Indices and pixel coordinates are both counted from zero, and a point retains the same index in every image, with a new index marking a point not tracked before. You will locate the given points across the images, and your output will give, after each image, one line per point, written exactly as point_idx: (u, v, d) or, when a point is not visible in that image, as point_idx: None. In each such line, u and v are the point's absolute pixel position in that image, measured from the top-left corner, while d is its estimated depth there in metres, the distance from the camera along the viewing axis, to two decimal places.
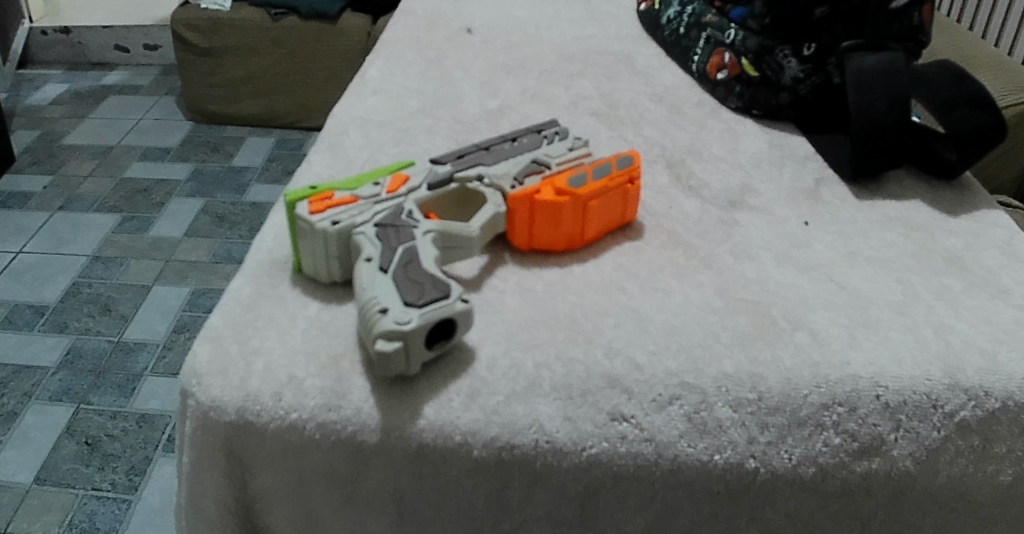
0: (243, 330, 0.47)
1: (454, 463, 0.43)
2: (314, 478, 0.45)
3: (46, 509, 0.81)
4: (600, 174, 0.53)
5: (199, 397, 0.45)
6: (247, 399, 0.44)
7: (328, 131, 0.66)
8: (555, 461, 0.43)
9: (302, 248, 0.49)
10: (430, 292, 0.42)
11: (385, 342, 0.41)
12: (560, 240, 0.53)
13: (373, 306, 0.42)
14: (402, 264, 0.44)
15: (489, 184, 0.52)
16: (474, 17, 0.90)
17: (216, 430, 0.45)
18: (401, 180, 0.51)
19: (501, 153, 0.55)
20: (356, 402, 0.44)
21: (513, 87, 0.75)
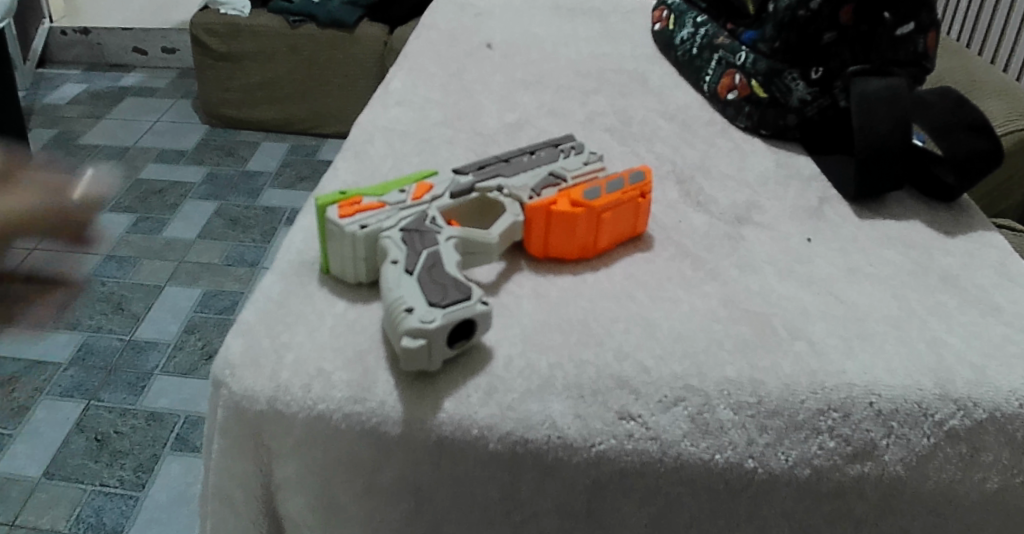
0: (274, 325, 0.50)
1: (471, 455, 0.46)
2: (337, 466, 0.48)
3: (55, 503, 0.83)
4: (615, 187, 0.56)
5: (231, 387, 0.48)
6: (277, 390, 0.47)
7: (353, 139, 0.69)
8: (565, 455, 0.46)
9: (331, 249, 0.52)
10: (453, 293, 0.45)
11: (410, 339, 0.44)
12: (575, 251, 0.56)
13: (398, 306, 0.45)
14: (426, 267, 0.47)
15: (508, 195, 0.55)
16: (494, 32, 0.93)
17: (246, 417, 0.48)
18: (425, 188, 0.54)
19: (519, 165, 0.58)
20: (380, 395, 0.46)
21: (531, 102, 0.79)
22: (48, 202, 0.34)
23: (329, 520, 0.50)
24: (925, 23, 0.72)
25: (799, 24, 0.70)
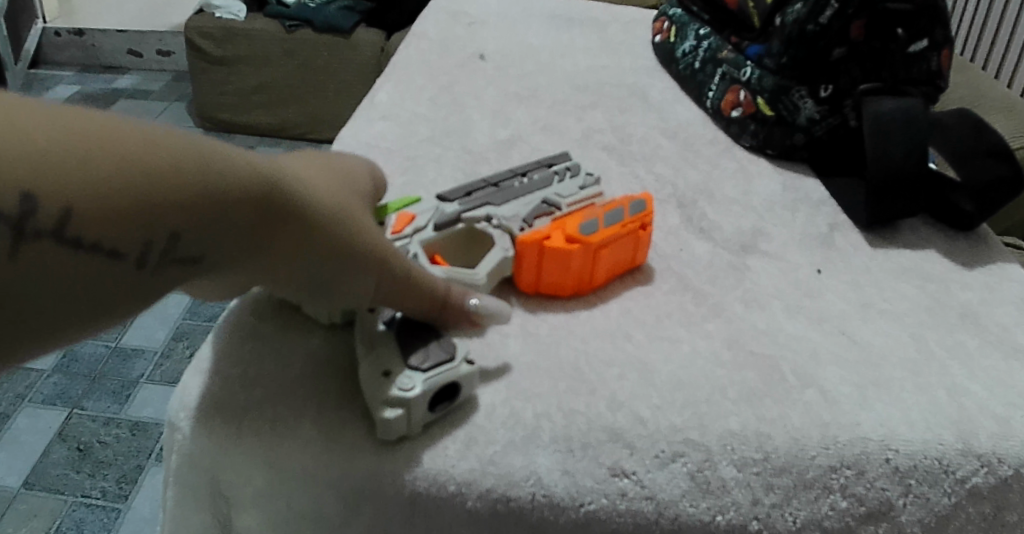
0: (238, 360, 0.46)
1: (448, 514, 0.42)
2: (302, 521, 0.44)
3: (35, 514, 0.79)
4: (615, 216, 0.52)
5: (187, 431, 0.44)
6: (237, 435, 0.43)
7: None
8: (551, 515, 0.42)
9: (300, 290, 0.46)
10: (433, 351, 0.42)
11: (388, 409, 0.40)
12: (572, 286, 0.51)
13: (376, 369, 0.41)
14: (406, 320, 0.43)
15: (498, 225, 0.51)
16: (487, 42, 0.89)
17: (200, 464, 0.44)
18: (407, 220, 0.49)
19: (509, 191, 0.54)
20: (350, 445, 0.42)
21: (524, 117, 0.75)
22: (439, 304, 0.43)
23: None
24: (938, 40, 0.68)
25: (808, 39, 0.66)
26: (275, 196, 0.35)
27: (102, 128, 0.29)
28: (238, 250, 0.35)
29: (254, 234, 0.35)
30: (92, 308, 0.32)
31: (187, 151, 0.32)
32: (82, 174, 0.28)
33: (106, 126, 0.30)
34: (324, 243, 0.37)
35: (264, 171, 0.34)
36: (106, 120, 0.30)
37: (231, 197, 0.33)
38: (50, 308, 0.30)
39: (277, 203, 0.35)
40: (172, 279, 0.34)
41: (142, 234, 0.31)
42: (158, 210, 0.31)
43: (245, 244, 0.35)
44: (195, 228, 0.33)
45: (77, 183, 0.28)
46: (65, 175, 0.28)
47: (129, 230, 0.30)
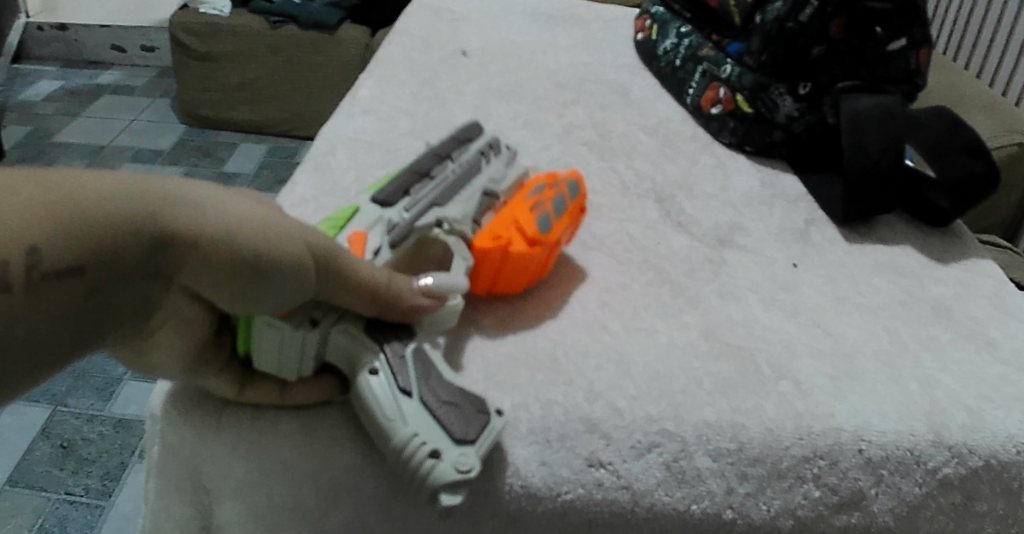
0: None
1: (425, 502, 0.43)
2: (280, 514, 0.44)
3: (18, 511, 0.79)
4: (556, 201, 0.52)
5: (165, 421, 0.44)
6: (216, 426, 0.43)
7: (315, 150, 0.65)
8: (529, 505, 0.42)
9: (259, 349, 0.40)
10: (471, 418, 0.41)
11: (450, 493, 0.39)
12: (528, 282, 0.51)
13: (425, 455, 0.38)
14: (424, 381, 0.41)
15: (450, 228, 0.48)
16: (470, 39, 0.89)
17: (178, 453, 0.44)
18: (361, 239, 0.45)
19: (448, 185, 0.51)
20: (329, 435, 0.43)
21: (506, 112, 0.75)
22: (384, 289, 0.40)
23: None
24: (917, 39, 0.69)
25: (787, 37, 0.67)
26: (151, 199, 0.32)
27: None
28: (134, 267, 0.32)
29: (137, 242, 0.32)
30: None
31: (31, 179, 0.30)
32: None
33: None
34: (211, 230, 0.33)
35: (129, 185, 0.32)
36: None
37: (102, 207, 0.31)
38: None
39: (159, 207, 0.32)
40: (62, 307, 0.30)
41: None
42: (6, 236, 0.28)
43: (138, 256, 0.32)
44: (68, 246, 0.30)
45: None
46: None
47: None
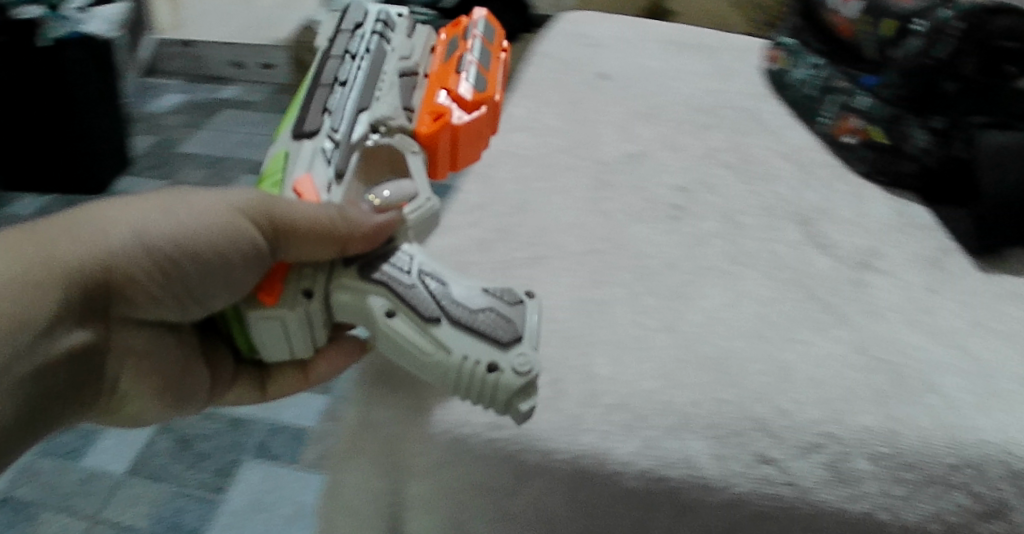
0: None
1: (607, 488, 0.48)
2: (471, 493, 0.49)
3: (138, 500, 0.84)
4: (475, 60, 0.75)
5: (372, 401, 0.51)
6: (418, 410, 0.50)
7: (480, 163, 0.71)
8: (701, 495, 0.47)
9: (264, 343, 0.50)
10: (505, 324, 0.49)
11: (528, 401, 0.47)
12: (478, 141, 0.71)
13: (485, 377, 0.47)
14: (446, 306, 0.49)
15: (386, 130, 0.63)
16: (607, 63, 0.95)
17: (379, 433, 0.51)
18: (313, 178, 0.55)
19: (355, 106, 0.63)
20: (520, 420, 0.48)
21: (648, 134, 0.80)
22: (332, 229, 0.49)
23: None
24: None
25: (926, 71, 0.72)
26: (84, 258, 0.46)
27: None
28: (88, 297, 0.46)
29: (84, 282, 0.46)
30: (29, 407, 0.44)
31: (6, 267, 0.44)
32: None
33: None
34: (127, 258, 0.47)
35: (66, 252, 0.46)
36: None
37: (56, 268, 0.45)
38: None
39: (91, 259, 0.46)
40: (62, 345, 0.45)
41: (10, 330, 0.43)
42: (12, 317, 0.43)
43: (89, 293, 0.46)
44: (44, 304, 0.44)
45: None
46: None
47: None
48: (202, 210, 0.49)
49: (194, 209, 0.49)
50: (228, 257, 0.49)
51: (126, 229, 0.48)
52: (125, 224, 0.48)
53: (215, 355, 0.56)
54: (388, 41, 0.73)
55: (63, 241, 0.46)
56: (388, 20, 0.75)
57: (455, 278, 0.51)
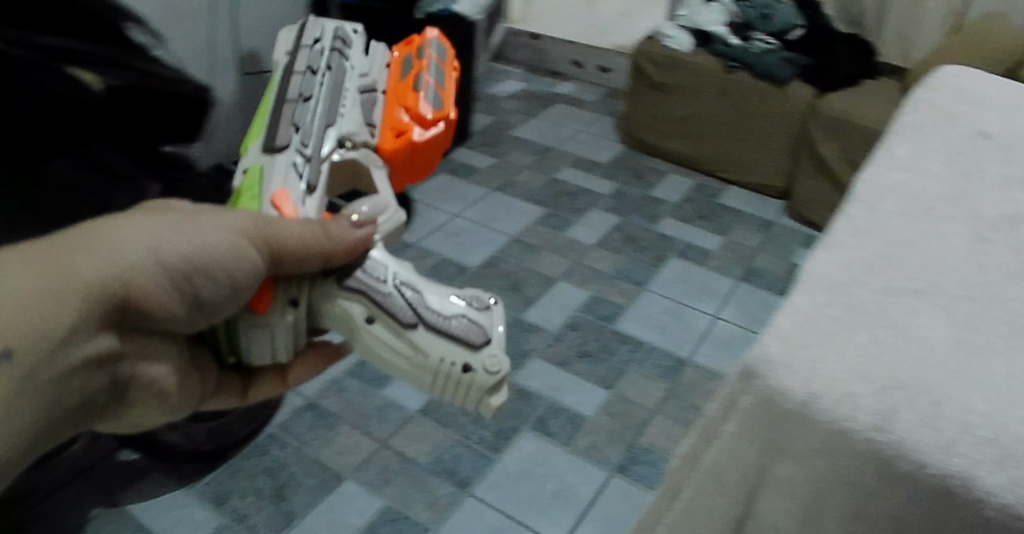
0: (818, 359, 0.94)
1: (931, 482, 0.86)
2: (844, 471, 0.90)
3: None
4: (427, 78, 1.08)
5: (785, 389, 0.93)
6: (819, 400, 0.91)
7: (839, 284, 1.05)
8: (989, 511, 0.84)
9: (250, 347, 0.90)
10: (476, 333, 0.95)
11: (472, 375, 0.95)
12: (434, 148, 1.09)
13: (466, 373, 0.95)
14: (419, 321, 0.93)
15: (352, 144, 1.00)
16: (929, 226, 1.17)
17: (790, 408, 0.92)
18: (286, 194, 0.90)
19: (314, 122, 0.97)
20: (892, 427, 0.88)
21: (963, 289, 1.06)
22: (307, 245, 0.84)
23: (816, 500, 0.93)
24: None
25: None
26: (96, 275, 0.70)
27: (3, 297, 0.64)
28: (87, 306, 0.69)
29: (81, 293, 0.68)
30: (38, 393, 0.66)
31: (32, 282, 0.66)
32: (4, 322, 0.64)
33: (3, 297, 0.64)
34: (114, 270, 0.71)
35: (87, 272, 0.69)
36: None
37: (75, 281, 0.68)
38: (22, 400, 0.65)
39: (104, 277, 0.70)
40: (73, 346, 0.68)
41: (26, 336, 0.64)
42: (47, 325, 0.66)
43: (86, 303, 0.69)
44: (65, 312, 0.67)
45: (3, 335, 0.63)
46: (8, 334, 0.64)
47: (16, 338, 0.64)
48: (212, 233, 0.78)
49: (201, 234, 0.77)
50: (192, 260, 0.77)
51: (140, 246, 0.73)
52: (142, 241, 0.74)
53: (209, 361, 0.91)
54: (345, 56, 1.06)
55: (57, 255, 0.68)
56: (343, 37, 1.07)
57: (421, 289, 0.95)
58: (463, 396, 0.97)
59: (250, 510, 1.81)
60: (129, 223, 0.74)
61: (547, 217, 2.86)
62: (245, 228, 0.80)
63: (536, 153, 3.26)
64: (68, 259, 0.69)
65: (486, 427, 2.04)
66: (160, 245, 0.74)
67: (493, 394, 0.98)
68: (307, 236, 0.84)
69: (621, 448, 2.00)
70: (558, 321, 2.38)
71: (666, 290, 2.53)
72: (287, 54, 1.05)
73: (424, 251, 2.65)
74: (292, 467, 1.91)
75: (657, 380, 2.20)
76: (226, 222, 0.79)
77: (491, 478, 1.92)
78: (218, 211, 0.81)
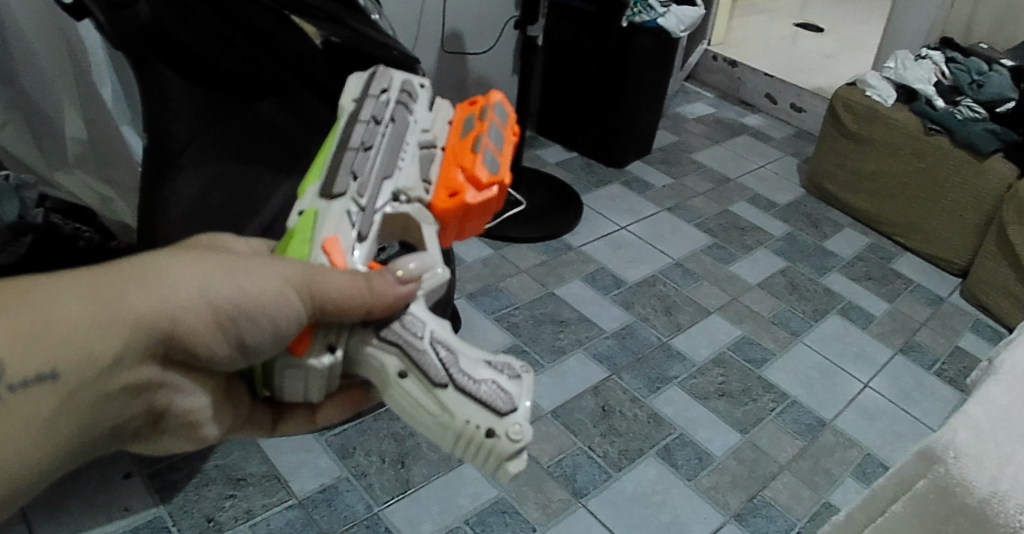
0: (1003, 459, 0.98)
1: None
2: None
3: None
4: (486, 141, 1.06)
5: (966, 482, 0.99)
6: (998, 498, 0.96)
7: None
8: None
9: (280, 389, 0.91)
10: (506, 399, 0.87)
11: (493, 439, 0.87)
12: (487, 211, 1.06)
13: (489, 437, 0.87)
14: (449, 376, 0.87)
15: (406, 199, 0.98)
16: None
17: (969, 500, 0.98)
18: (334, 242, 0.88)
19: (374, 169, 0.96)
20: None
21: None
22: (349, 302, 0.84)
23: None
24: None
25: None
26: (146, 314, 0.79)
27: (50, 320, 0.74)
28: (127, 339, 0.78)
29: (125, 328, 0.78)
30: (69, 412, 0.77)
31: (84, 313, 0.75)
32: (44, 344, 0.74)
33: (48, 320, 0.74)
34: (159, 309, 0.79)
35: (138, 310, 0.78)
36: (48, 308, 0.74)
37: (124, 316, 0.78)
38: (50, 415, 0.75)
39: (151, 316, 0.79)
40: (106, 374, 0.78)
41: (61, 361, 0.74)
42: (83, 353, 0.76)
43: (126, 336, 0.78)
44: (104, 342, 0.77)
45: (37, 356, 0.73)
46: (48, 355, 0.74)
47: (53, 360, 0.74)
48: (259, 282, 0.83)
49: (248, 282, 0.83)
50: (237, 309, 0.82)
51: (191, 285, 0.81)
52: (191, 283, 0.81)
53: (245, 392, 0.96)
54: (410, 109, 1.07)
55: (116, 285, 0.78)
56: (409, 90, 1.10)
57: (455, 347, 0.89)
58: (484, 461, 0.89)
59: (370, 469, 1.88)
60: (189, 268, 0.82)
61: (713, 247, 2.79)
62: (292, 285, 0.82)
63: (713, 182, 3.18)
64: (126, 291, 0.78)
65: (612, 443, 2.01)
66: (210, 293, 0.82)
67: (513, 461, 0.89)
68: (352, 296, 0.83)
69: (743, 496, 1.92)
70: (704, 354, 2.31)
71: (822, 346, 2.40)
72: (353, 100, 1.06)
73: (585, 257, 2.65)
74: (418, 436, 1.96)
75: (793, 436, 2.09)
76: (276, 277, 0.83)
77: (608, 494, 1.89)
78: (268, 258, 0.84)
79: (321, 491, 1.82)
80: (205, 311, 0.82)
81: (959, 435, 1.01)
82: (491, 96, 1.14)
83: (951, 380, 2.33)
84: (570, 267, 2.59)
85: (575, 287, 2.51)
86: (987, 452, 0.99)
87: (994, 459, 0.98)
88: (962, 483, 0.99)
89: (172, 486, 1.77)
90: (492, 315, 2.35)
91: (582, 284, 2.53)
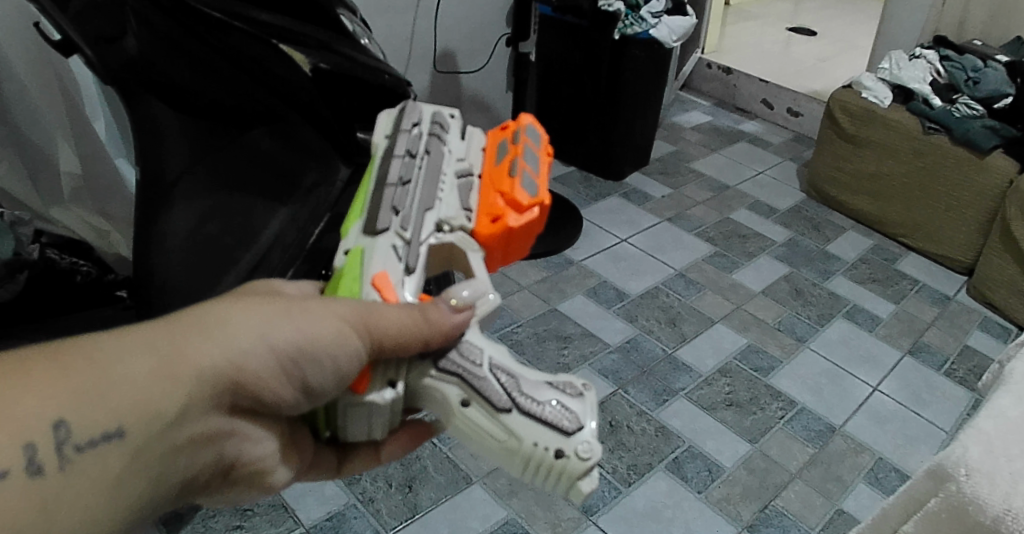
0: (1016, 472, 0.97)
1: None
2: None
3: None
4: (522, 164, 1.03)
5: (975, 497, 0.97)
6: (1009, 512, 0.95)
7: None
8: None
9: (344, 431, 0.91)
10: (574, 419, 0.87)
11: (565, 459, 0.86)
12: (531, 234, 1.03)
13: (559, 458, 0.86)
14: (513, 401, 0.86)
15: (450, 227, 0.97)
16: None
17: (981, 514, 0.97)
18: (383, 276, 0.89)
19: (419, 202, 0.97)
20: None
21: None
22: (412, 333, 0.84)
23: None
24: None
25: None
26: (209, 362, 0.78)
27: (114, 379, 0.73)
28: (196, 392, 0.77)
29: (193, 382, 0.77)
30: (143, 469, 0.76)
31: (150, 368, 0.75)
32: (111, 405, 0.73)
33: (110, 381, 0.73)
34: (223, 359, 0.79)
35: (202, 360, 0.77)
36: (113, 368, 0.73)
37: (190, 371, 0.77)
38: (122, 475, 0.74)
39: (215, 366, 0.78)
40: (176, 429, 0.77)
41: (130, 419, 0.74)
42: (151, 408, 0.74)
43: (196, 389, 0.77)
44: (173, 397, 0.76)
45: (104, 418, 0.72)
46: (117, 412, 0.73)
47: (122, 419, 0.73)
48: (320, 323, 0.82)
49: (309, 323, 0.82)
50: (301, 352, 0.82)
51: (252, 333, 0.80)
52: (254, 331, 0.80)
53: (309, 437, 0.95)
54: (443, 140, 1.06)
55: (177, 337, 0.77)
56: (441, 121, 1.08)
57: (515, 371, 0.88)
58: (555, 482, 0.88)
59: (377, 494, 1.86)
60: (249, 315, 0.81)
61: (715, 256, 2.77)
62: (351, 323, 0.82)
63: (713, 190, 3.17)
64: (187, 344, 0.77)
65: (620, 458, 2.00)
66: (273, 339, 0.81)
67: (585, 480, 0.88)
68: (411, 327, 0.84)
69: (755, 507, 1.90)
70: (710, 364, 2.29)
71: (829, 351, 2.38)
72: (387, 137, 1.06)
73: (587, 271, 2.64)
74: (424, 460, 1.94)
75: (803, 444, 2.07)
76: (334, 317, 0.82)
77: (619, 510, 1.87)
78: (328, 300, 0.84)
79: (329, 518, 1.80)
80: (270, 357, 0.81)
81: (970, 451, 1.00)
82: (522, 118, 1.11)
83: (961, 380, 2.31)
84: (572, 282, 2.58)
85: (578, 302, 2.50)
86: (1000, 469, 0.97)
87: (1008, 475, 0.97)
88: (974, 501, 0.97)
89: (178, 518, 1.76)
90: (495, 334, 2.34)
91: (585, 299, 2.51)
